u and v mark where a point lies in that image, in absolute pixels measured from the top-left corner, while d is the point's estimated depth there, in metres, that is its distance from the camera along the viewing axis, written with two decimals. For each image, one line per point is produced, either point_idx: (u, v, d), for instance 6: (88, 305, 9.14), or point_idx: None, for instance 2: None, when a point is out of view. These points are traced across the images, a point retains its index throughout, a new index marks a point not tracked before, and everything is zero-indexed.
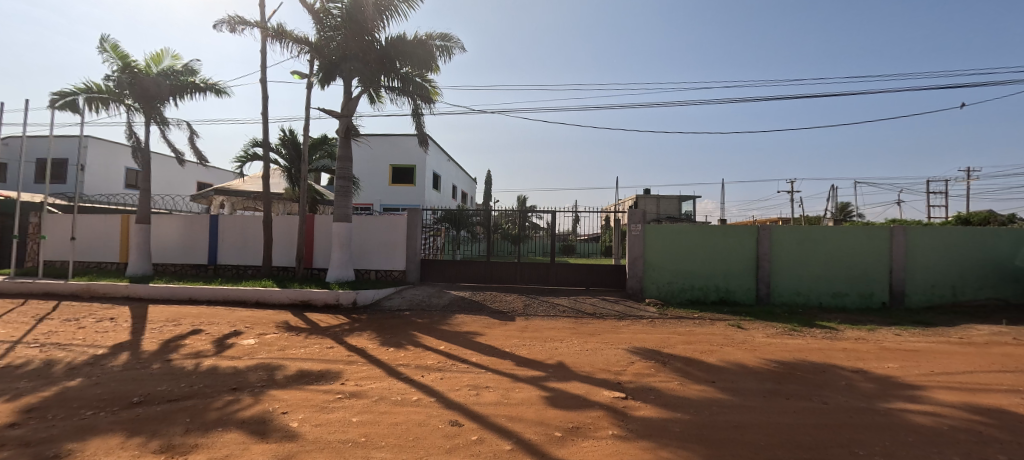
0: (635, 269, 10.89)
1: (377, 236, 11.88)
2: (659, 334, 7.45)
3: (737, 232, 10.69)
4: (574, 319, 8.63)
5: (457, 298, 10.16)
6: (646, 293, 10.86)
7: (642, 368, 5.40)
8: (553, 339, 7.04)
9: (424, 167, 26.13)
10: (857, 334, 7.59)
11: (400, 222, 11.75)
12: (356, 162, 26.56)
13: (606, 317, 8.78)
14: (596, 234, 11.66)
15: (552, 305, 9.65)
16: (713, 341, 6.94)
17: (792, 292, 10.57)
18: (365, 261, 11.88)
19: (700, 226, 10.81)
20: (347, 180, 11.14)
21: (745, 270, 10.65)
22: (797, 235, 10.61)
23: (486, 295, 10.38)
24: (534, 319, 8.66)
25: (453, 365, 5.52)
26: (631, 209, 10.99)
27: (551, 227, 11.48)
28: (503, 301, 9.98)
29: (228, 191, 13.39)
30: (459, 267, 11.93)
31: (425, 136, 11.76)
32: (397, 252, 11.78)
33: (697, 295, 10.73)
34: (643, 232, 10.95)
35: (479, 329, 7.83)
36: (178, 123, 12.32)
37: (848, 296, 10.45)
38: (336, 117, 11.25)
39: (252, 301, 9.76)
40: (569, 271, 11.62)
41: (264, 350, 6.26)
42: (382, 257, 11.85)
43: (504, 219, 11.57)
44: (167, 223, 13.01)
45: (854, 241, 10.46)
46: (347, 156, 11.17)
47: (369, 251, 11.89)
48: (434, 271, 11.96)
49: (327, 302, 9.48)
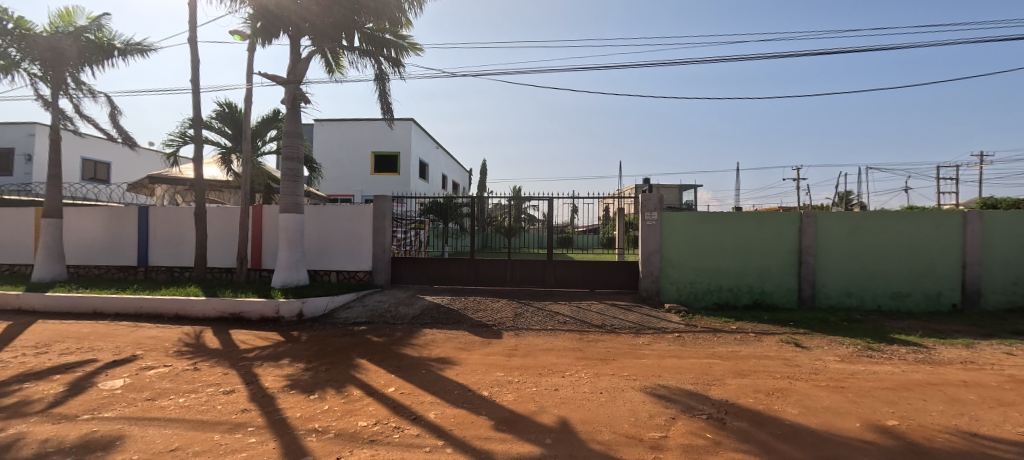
0: (649, 267, 8.92)
1: (337, 230, 9.80)
2: (697, 359, 5.46)
3: (773, 220, 8.73)
4: (578, 334, 6.65)
5: (430, 306, 8.15)
6: (663, 296, 8.90)
7: (693, 433, 3.42)
8: (552, 371, 5.04)
9: (409, 154, 23.96)
10: (961, 356, 5.63)
11: (364, 212, 9.71)
12: (335, 149, 24.33)
13: (619, 331, 6.81)
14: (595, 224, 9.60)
15: (549, 315, 7.66)
16: (774, 372, 4.97)
17: (842, 293, 8.64)
18: (322, 261, 9.81)
19: (730, 213, 8.81)
20: (297, 162, 9.04)
21: (783, 267, 8.71)
22: (849, 224, 8.63)
23: (467, 302, 8.39)
24: (525, 335, 6.68)
25: (395, 432, 3.51)
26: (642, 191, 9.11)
27: (547, 217, 9.58)
28: (487, 310, 7.95)
29: (164, 178, 11.28)
30: (436, 266, 9.91)
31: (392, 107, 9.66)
32: (361, 249, 9.73)
33: (726, 297, 8.79)
34: (659, 221, 8.92)
35: (450, 353, 5.84)
36: (95, 91, 10.17)
37: (910, 297, 8.55)
38: (280, 83, 9.08)
39: (170, 315, 7.72)
40: (570, 271, 9.60)
41: (125, 401, 4.23)
42: (343, 256, 9.78)
43: (489, 208, 9.67)
44: (89, 217, 10.91)
45: (918, 229, 8.52)
46: (297, 132, 9.08)
47: (328, 249, 9.80)
48: (407, 272, 9.93)
49: (264, 316, 7.44)
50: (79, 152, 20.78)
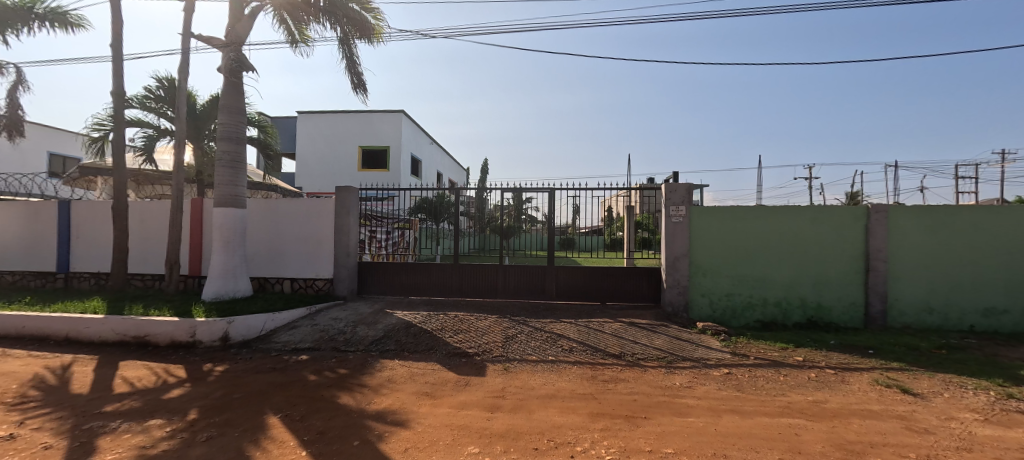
0: (675, 275, 7.12)
1: (291, 230, 8.04)
2: (772, 419, 3.66)
3: (832, 217, 6.95)
4: (590, 371, 4.85)
5: (398, 325, 6.38)
6: (695, 311, 7.10)
7: None
8: (555, 442, 3.24)
9: (400, 148, 22.25)
10: None
11: (325, 208, 7.96)
12: (319, 144, 22.60)
13: (645, 365, 5.03)
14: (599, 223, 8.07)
15: (551, 339, 5.87)
16: (904, 448, 3.15)
17: (920, 308, 6.84)
18: (274, 268, 8.03)
19: (778, 207, 7.03)
20: (238, 143, 7.29)
21: (846, 276, 6.92)
22: (928, 221, 6.84)
23: (447, 320, 6.62)
24: (517, 370, 4.91)
25: None
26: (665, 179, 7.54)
27: (549, 213, 7.83)
28: (471, 331, 6.17)
29: (94, 168, 9.53)
30: (413, 273, 8.13)
31: (362, 78, 7.90)
32: (321, 252, 7.96)
33: (772, 314, 7.00)
34: (687, 217, 7.12)
35: (408, 404, 4.05)
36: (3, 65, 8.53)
37: (1008, 314, 6.71)
38: (217, 47, 7.33)
39: (59, 338, 5.96)
40: (576, 280, 7.79)
41: None
42: (298, 261, 7.99)
43: (486, 206, 7.95)
44: (2, 213, 9.16)
45: (1018, 227, 6.70)
46: (239, 108, 7.32)
47: (280, 252, 8.03)
48: (378, 281, 8.18)
49: (175, 340, 5.69)
50: (43, 146, 19.19)
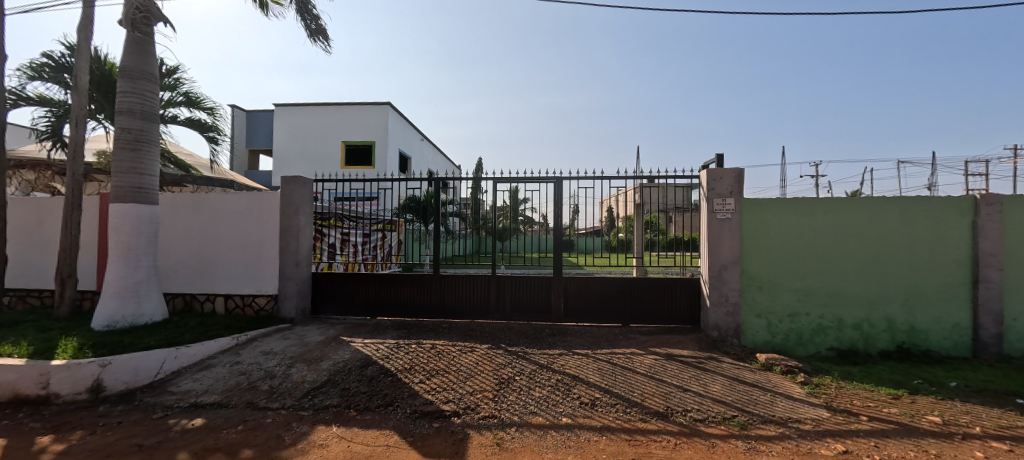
0: (721, 290, 5.44)
1: (224, 232, 6.27)
2: None
3: (926, 211, 5.29)
4: (630, 447, 3.12)
5: (352, 363, 4.65)
6: (749, 336, 5.40)
7: None
8: None
9: (385, 143, 20.38)
10: None
11: (266, 204, 6.19)
12: (298, 139, 20.84)
13: (710, 434, 3.30)
14: (597, 223, 6.35)
15: (564, 384, 4.15)
16: None
17: None
18: (203, 282, 6.26)
19: (856, 198, 5.34)
20: (146, 119, 5.54)
21: (945, 289, 5.26)
22: None
23: (421, 355, 4.88)
24: (516, 447, 3.16)
25: None
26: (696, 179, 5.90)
27: (553, 211, 6.14)
28: (450, 373, 4.42)
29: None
30: (381, 288, 6.39)
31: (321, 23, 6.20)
32: (261, 262, 6.18)
33: (851, 340, 5.32)
34: (737, 212, 5.43)
35: None
36: None
37: None
38: None
39: None
40: (589, 294, 6.08)
41: None
42: (233, 274, 6.23)
43: (481, 207, 6.24)
44: None
45: None
46: (146, 73, 5.57)
47: (210, 262, 6.26)
48: (338, 298, 6.45)
49: (22, 392, 3.93)
50: None
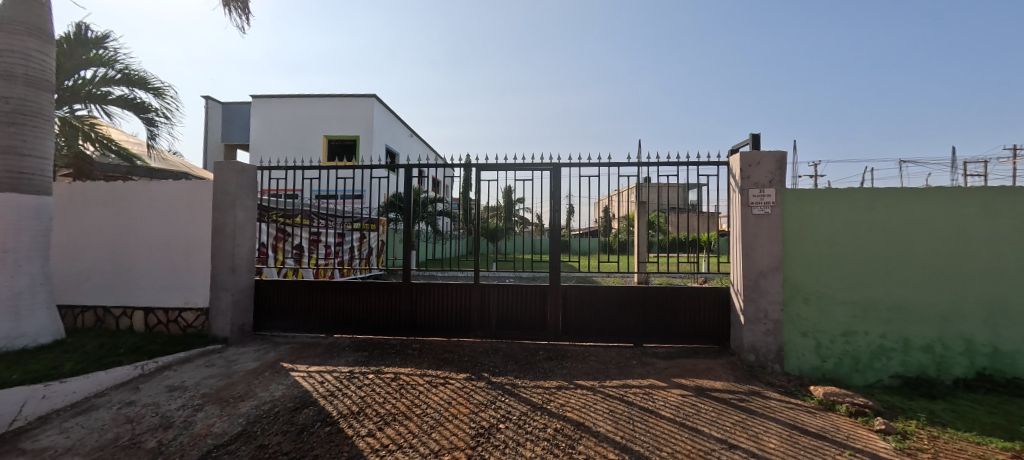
0: (759, 303, 4.42)
1: (144, 231, 5.09)
2: None
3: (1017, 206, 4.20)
4: None
5: (284, 403, 3.50)
6: (791, 360, 4.36)
7: None
8: None
9: (371, 138, 19.15)
10: None
11: (195, 197, 5.02)
12: (277, 133, 19.59)
13: None
14: (592, 224, 5.19)
15: (566, 437, 3.04)
16: None
17: None
18: (117, 293, 5.10)
19: (926, 189, 4.29)
20: (30, 86, 4.35)
21: None
22: None
23: (379, 390, 3.75)
24: None
25: None
26: (699, 182, 4.99)
27: (549, 207, 5.04)
28: (411, 419, 3.30)
29: None
30: (340, 299, 5.25)
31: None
32: (188, 268, 5.01)
33: (919, 366, 4.26)
34: (778, 206, 4.38)
35: None
36: None
37: None
38: None
39: None
40: (592, 308, 4.97)
41: None
42: (154, 283, 5.06)
43: (469, 203, 5.19)
44: None
45: None
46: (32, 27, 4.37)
47: (127, 268, 5.09)
48: (288, 312, 5.30)
49: None
50: None
